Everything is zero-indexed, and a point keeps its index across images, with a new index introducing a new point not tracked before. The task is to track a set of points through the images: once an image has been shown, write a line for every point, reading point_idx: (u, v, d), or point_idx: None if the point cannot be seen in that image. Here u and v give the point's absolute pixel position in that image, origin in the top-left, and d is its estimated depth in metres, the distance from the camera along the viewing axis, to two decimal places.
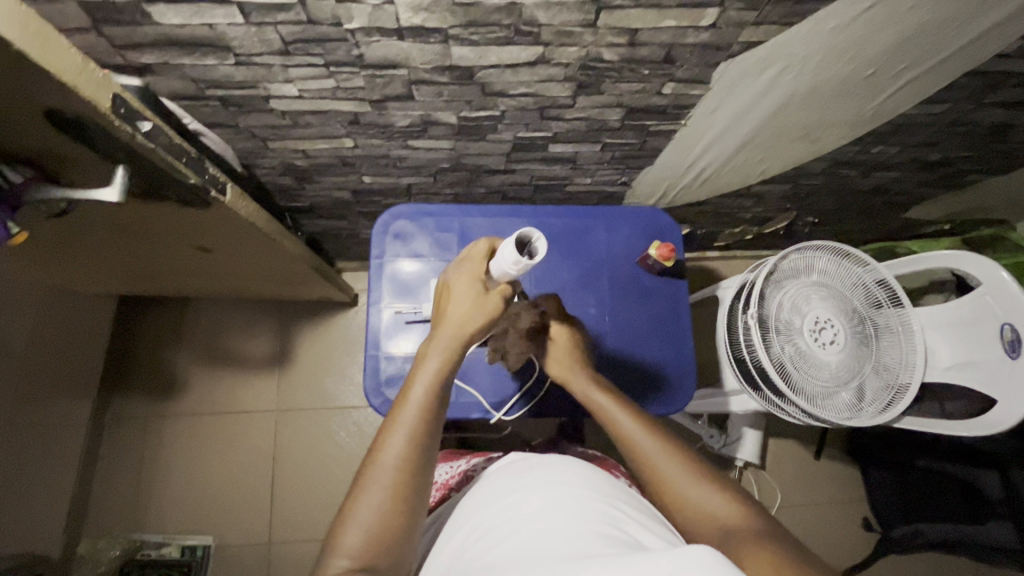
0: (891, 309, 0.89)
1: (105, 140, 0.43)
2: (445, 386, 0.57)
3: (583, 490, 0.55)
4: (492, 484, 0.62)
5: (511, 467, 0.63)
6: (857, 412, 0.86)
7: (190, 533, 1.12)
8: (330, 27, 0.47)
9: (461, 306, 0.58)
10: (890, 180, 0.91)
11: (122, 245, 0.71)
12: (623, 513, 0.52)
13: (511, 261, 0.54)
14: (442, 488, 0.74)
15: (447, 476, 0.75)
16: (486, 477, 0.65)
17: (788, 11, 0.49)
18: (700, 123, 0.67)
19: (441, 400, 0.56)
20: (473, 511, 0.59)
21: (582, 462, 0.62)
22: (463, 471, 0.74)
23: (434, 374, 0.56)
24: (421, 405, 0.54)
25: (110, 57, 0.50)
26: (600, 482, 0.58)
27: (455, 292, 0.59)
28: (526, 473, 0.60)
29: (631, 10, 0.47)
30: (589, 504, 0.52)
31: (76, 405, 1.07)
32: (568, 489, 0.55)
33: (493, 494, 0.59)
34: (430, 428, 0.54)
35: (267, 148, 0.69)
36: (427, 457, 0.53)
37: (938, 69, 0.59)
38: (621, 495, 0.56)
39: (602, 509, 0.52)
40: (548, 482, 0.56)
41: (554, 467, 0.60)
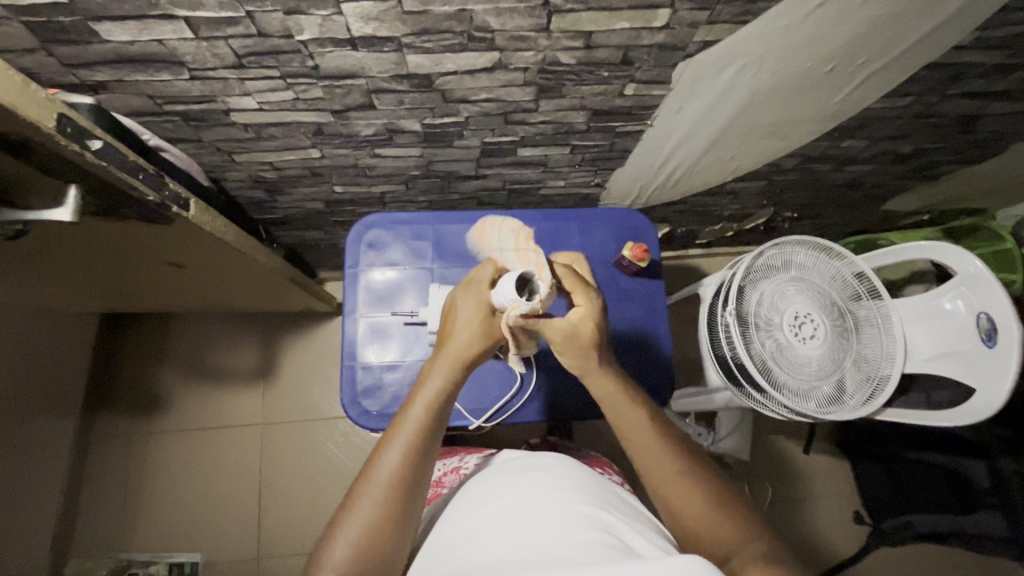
0: (871, 301, 0.89)
1: (54, 160, 0.43)
2: (446, 405, 0.55)
3: (578, 495, 0.54)
4: (483, 484, 0.61)
5: (502, 468, 0.63)
6: (839, 406, 0.86)
7: (177, 550, 1.11)
8: (282, 40, 0.47)
9: (466, 330, 0.56)
10: (864, 173, 0.92)
11: (90, 262, 0.71)
12: (615, 518, 0.52)
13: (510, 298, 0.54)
14: (435, 487, 0.72)
15: (440, 474, 0.74)
16: (475, 477, 0.64)
17: (741, 9, 0.49)
18: (666, 123, 0.67)
19: (441, 417, 0.54)
20: (462, 509, 0.58)
21: (573, 462, 0.62)
22: (456, 468, 0.73)
23: (435, 392, 0.54)
24: (419, 422, 0.53)
25: (62, 76, 0.50)
26: (591, 484, 0.57)
27: (461, 314, 0.57)
28: (518, 475, 0.59)
29: (583, 14, 0.47)
30: (583, 509, 0.52)
31: (58, 424, 1.06)
32: (562, 493, 0.54)
33: (484, 493, 0.58)
34: (428, 446, 0.53)
35: (234, 161, 0.69)
36: (422, 474, 0.52)
37: (898, 63, 0.60)
38: (611, 498, 0.57)
39: (596, 514, 0.52)
40: (541, 485, 0.56)
41: (546, 468, 0.60)
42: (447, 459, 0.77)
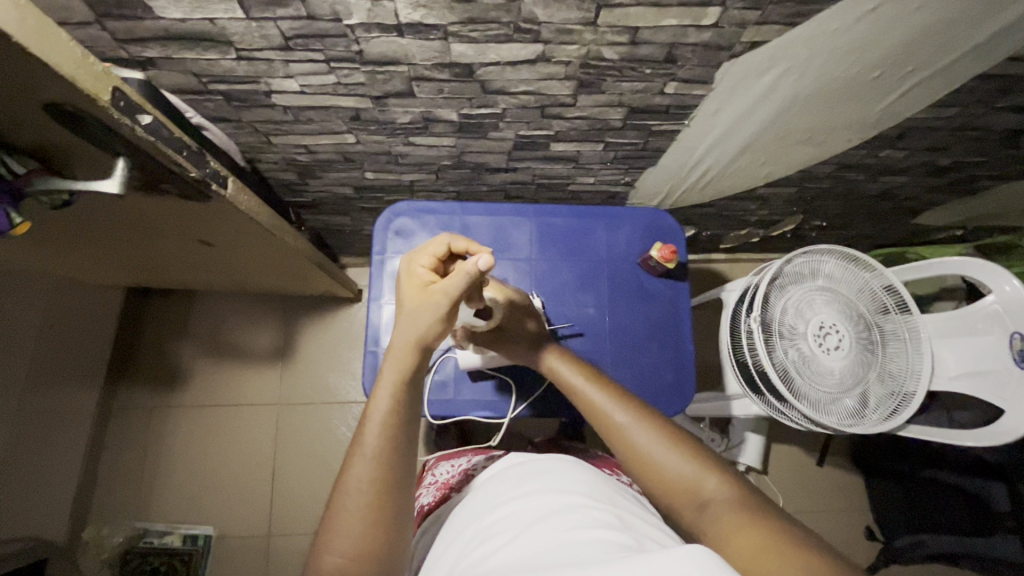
0: (899, 315, 0.87)
1: (104, 132, 0.44)
2: (405, 417, 0.52)
3: (584, 497, 0.53)
4: (488, 491, 0.60)
5: (507, 472, 0.62)
6: (859, 420, 0.85)
7: (192, 522, 1.13)
8: (330, 23, 0.48)
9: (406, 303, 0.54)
10: (898, 185, 0.90)
11: (125, 236, 0.72)
12: (627, 520, 0.51)
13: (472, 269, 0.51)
14: (441, 488, 0.71)
15: (448, 476, 0.72)
16: (484, 480, 0.63)
17: (791, 11, 0.48)
18: (702, 123, 0.66)
19: (404, 432, 0.51)
20: (470, 516, 0.57)
21: (581, 464, 0.61)
22: (463, 470, 0.72)
23: (392, 388, 0.52)
24: (383, 424, 0.50)
25: (113, 51, 0.51)
26: (598, 485, 0.56)
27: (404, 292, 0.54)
28: (524, 477, 0.59)
29: (631, 9, 0.47)
30: (588, 510, 0.51)
31: (82, 391, 1.09)
32: (568, 497, 0.53)
33: (490, 501, 0.57)
34: (396, 466, 0.50)
35: (270, 143, 0.70)
36: (403, 471, 0.51)
37: (947, 73, 0.58)
38: (619, 499, 0.55)
39: (604, 514, 0.50)
40: (547, 489, 0.55)
41: (552, 471, 0.59)
42: (453, 459, 0.76)
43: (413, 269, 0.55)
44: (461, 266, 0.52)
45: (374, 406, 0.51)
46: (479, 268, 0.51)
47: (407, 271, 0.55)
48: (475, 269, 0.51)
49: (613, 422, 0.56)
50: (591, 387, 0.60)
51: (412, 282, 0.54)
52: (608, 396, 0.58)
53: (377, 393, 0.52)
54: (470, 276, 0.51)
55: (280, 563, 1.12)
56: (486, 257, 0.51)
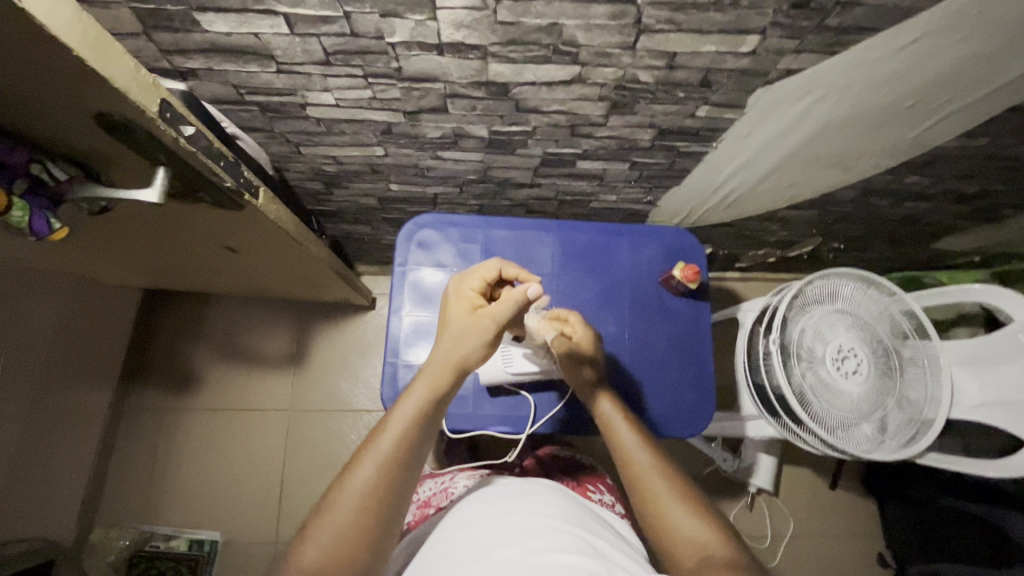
0: (917, 340, 0.87)
1: (149, 143, 0.45)
2: (422, 430, 0.53)
3: (560, 523, 0.53)
4: (465, 510, 0.60)
5: (484, 493, 0.63)
6: (878, 444, 0.84)
7: (199, 527, 1.13)
8: (372, 40, 0.48)
9: (457, 323, 0.57)
10: (921, 211, 0.90)
11: (150, 240, 0.73)
12: (595, 548, 0.51)
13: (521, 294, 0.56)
14: (421, 505, 0.72)
15: (429, 493, 0.73)
16: (464, 499, 0.64)
17: (830, 41, 0.48)
18: (731, 146, 0.66)
19: (417, 444, 0.52)
20: (444, 532, 0.58)
21: (556, 491, 0.62)
22: (444, 488, 0.72)
23: (421, 402, 0.54)
24: (401, 434, 0.52)
25: (156, 62, 0.52)
26: (574, 514, 0.57)
27: (455, 314, 0.57)
28: (504, 497, 0.59)
29: (671, 35, 0.47)
30: (562, 535, 0.51)
31: (96, 392, 1.09)
32: (542, 518, 0.54)
33: (464, 518, 0.58)
34: (400, 475, 0.51)
35: (299, 153, 0.70)
36: (405, 484, 0.51)
37: (980, 103, 0.58)
38: (594, 528, 0.56)
39: (576, 539, 0.51)
40: (522, 509, 0.55)
41: (530, 494, 0.59)
42: (438, 476, 0.77)
43: (465, 289, 0.59)
44: (513, 292, 0.56)
45: (398, 411, 0.53)
46: (527, 295, 0.56)
47: (459, 288, 0.60)
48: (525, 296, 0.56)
49: (637, 461, 0.60)
50: (623, 426, 0.64)
51: (463, 302, 0.59)
52: (637, 438, 0.62)
53: (403, 403, 0.54)
54: (518, 302, 0.56)
55: None
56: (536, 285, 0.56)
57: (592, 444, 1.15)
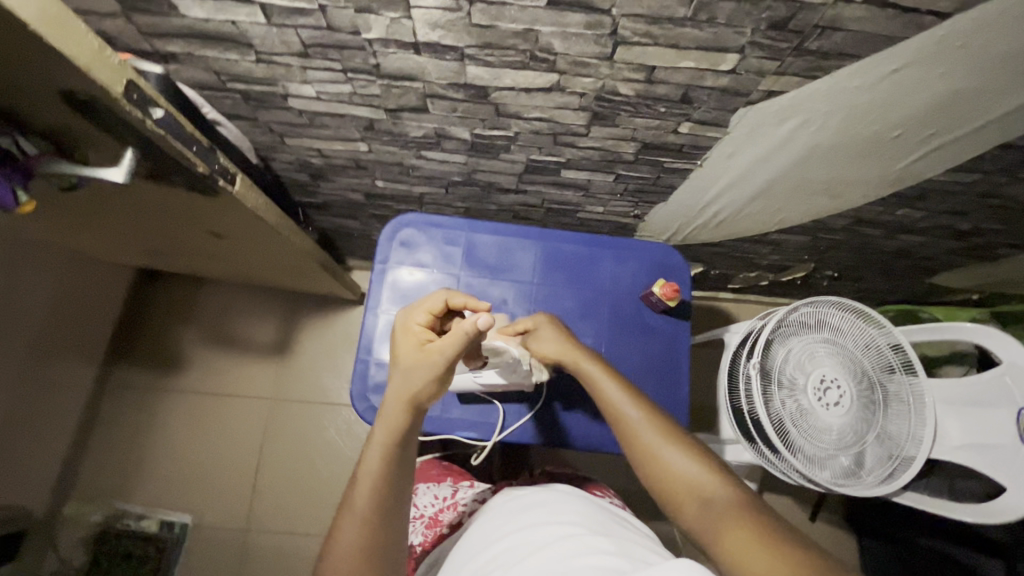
0: (904, 376, 0.82)
1: (117, 123, 0.45)
2: (395, 468, 0.53)
3: (583, 528, 0.51)
4: (487, 524, 0.58)
5: (504, 505, 0.60)
6: (855, 480, 0.80)
7: (171, 509, 1.13)
8: (349, 35, 0.48)
9: (406, 361, 0.54)
10: (915, 245, 0.88)
11: (133, 220, 0.73)
12: (625, 548, 0.49)
13: (472, 327, 0.51)
14: (431, 524, 0.70)
15: (435, 510, 0.71)
16: (482, 513, 0.62)
17: (811, 64, 0.47)
18: (716, 165, 0.66)
19: (391, 484, 0.52)
20: (470, 552, 0.56)
21: (581, 497, 0.59)
22: (453, 504, 0.71)
23: (381, 446, 0.53)
24: (371, 487, 0.51)
25: (138, 43, 0.52)
26: (596, 517, 0.55)
27: (403, 352, 0.54)
28: (523, 509, 0.57)
29: (649, 48, 0.46)
30: (585, 540, 0.49)
31: (80, 367, 1.09)
32: (565, 528, 0.51)
33: (489, 535, 0.56)
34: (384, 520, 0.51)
35: (284, 144, 0.70)
36: (392, 528, 0.52)
37: (970, 139, 0.57)
38: (622, 530, 0.54)
39: (601, 543, 0.49)
40: (544, 522, 0.53)
41: (549, 503, 0.57)
42: (436, 487, 0.75)
43: (409, 325, 0.55)
44: (462, 325, 0.51)
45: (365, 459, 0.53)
46: (478, 327, 0.51)
47: (403, 324, 0.56)
48: (479, 329, 0.52)
49: (623, 415, 0.58)
50: (605, 378, 0.62)
51: (408, 338, 0.55)
52: (622, 391, 0.60)
53: (368, 452, 0.53)
54: (468, 334, 0.52)
55: (252, 559, 1.11)
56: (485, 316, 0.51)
57: (569, 456, 1.13)
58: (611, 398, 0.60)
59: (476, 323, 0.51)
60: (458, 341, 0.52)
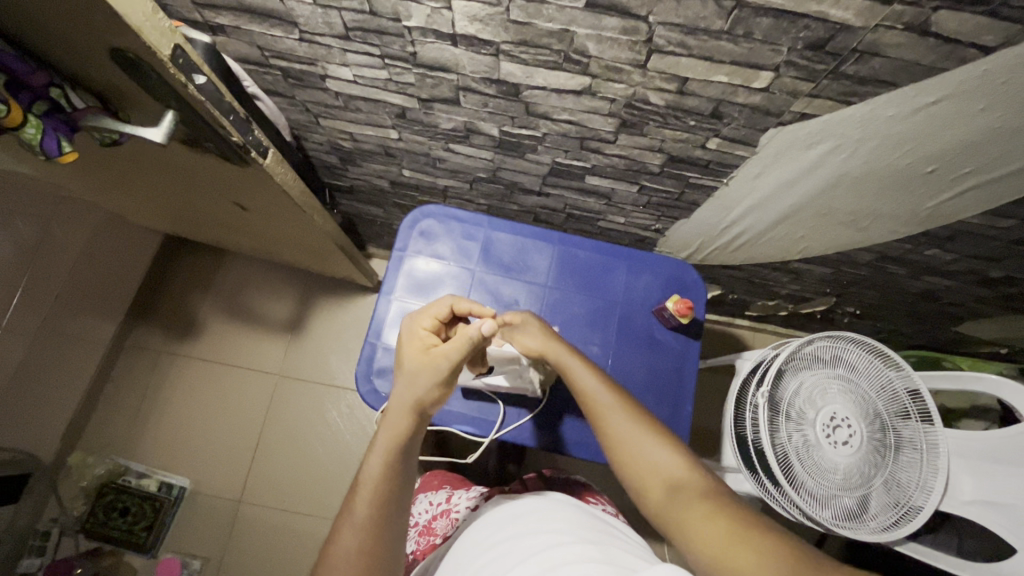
0: (919, 422, 0.76)
1: (161, 85, 0.47)
2: (400, 473, 0.51)
3: (572, 537, 0.50)
4: (483, 531, 0.58)
5: (499, 513, 0.59)
6: (856, 523, 0.76)
7: (173, 471, 1.15)
8: (390, 22, 0.49)
9: (410, 366, 0.54)
10: (941, 288, 0.86)
11: (167, 185, 0.76)
12: (614, 554, 0.48)
13: (477, 333, 0.52)
14: (424, 531, 0.70)
15: (428, 518, 0.71)
16: (479, 519, 0.61)
17: (846, 89, 0.47)
18: (741, 185, 0.65)
19: (394, 489, 0.51)
20: (462, 562, 0.55)
21: (576, 509, 0.58)
22: (446, 511, 0.70)
23: (383, 453, 0.51)
24: (374, 492, 0.50)
25: (189, 13, 0.55)
26: (589, 526, 0.53)
27: (407, 358, 0.55)
28: (519, 519, 0.56)
29: (682, 59, 0.46)
30: (573, 547, 0.48)
31: (102, 324, 1.13)
32: (556, 537, 0.50)
33: (484, 543, 0.55)
34: (383, 530, 0.49)
35: (318, 124, 0.72)
36: (391, 536, 0.49)
37: (1007, 180, 0.55)
38: (617, 540, 0.52)
39: (589, 549, 0.47)
40: (535, 533, 0.52)
41: (543, 513, 0.56)
42: (432, 495, 0.75)
43: (415, 330, 0.56)
44: (468, 330, 0.53)
45: (366, 466, 0.51)
46: (482, 333, 0.52)
47: (410, 331, 0.56)
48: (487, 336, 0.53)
49: (600, 405, 0.56)
50: (584, 370, 0.60)
51: (414, 342, 0.55)
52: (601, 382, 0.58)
53: (368, 457, 0.52)
54: (472, 340, 0.53)
55: (243, 531, 1.12)
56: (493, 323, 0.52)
57: (566, 465, 1.12)
58: (589, 389, 0.58)
59: (479, 329, 0.52)
60: (463, 347, 0.53)
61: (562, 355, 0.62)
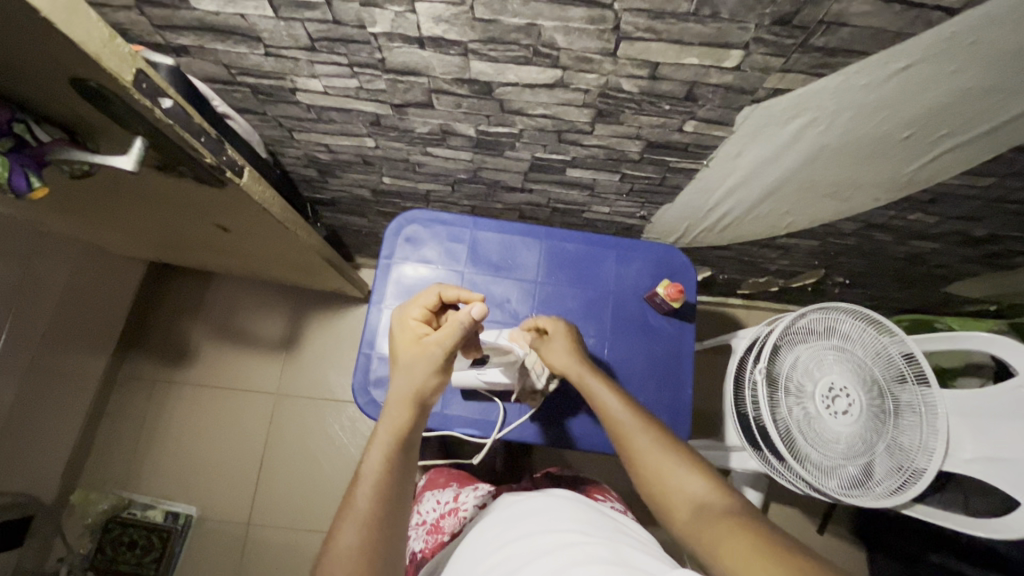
0: (916, 385, 0.77)
1: (127, 112, 0.46)
2: (401, 467, 0.51)
3: (582, 536, 0.50)
4: (490, 529, 0.58)
5: (506, 510, 0.59)
6: (862, 490, 0.76)
7: (177, 500, 1.14)
8: (354, 29, 0.49)
9: (405, 358, 0.54)
10: (928, 251, 0.86)
11: (145, 212, 0.74)
12: (623, 553, 0.48)
13: (466, 316, 0.52)
14: (432, 530, 0.69)
15: (436, 516, 0.70)
16: (486, 518, 0.61)
17: (817, 61, 0.47)
18: (721, 165, 0.65)
19: (396, 485, 0.50)
20: (469, 560, 0.55)
21: (582, 504, 0.58)
22: (454, 510, 0.70)
23: (383, 447, 0.51)
24: (375, 488, 0.49)
25: (151, 36, 0.54)
26: (597, 523, 0.53)
27: (401, 351, 0.55)
28: (526, 516, 0.56)
29: (652, 44, 0.46)
30: (582, 547, 0.48)
31: (93, 358, 1.11)
32: (565, 535, 0.50)
33: (490, 541, 0.55)
34: (385, 525, 0.48)
35: (293, 138, 0.72)
36: (394, 527, 0.49)
37: (982, 140, 0.56)
38: (625, 537, 0.52)
39: (598, 548, 0.47)
40: (542, 531, 0.52)
41: (551, 510, 0.56)
42: (439, 493, 0.74)
43: (405, 322, 0.57)
44: (457, 317, 0.53)
45: (366, 463, 0.51)
46: (472, 317, 0.52)
47: (400, 325, 0.57)
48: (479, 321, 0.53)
49: (625, 429, 0.57)
50: (606, 396, 0.61)
51: (406, 335, 0.56)
52: (623, 406, 0.59)
53: (368, 453, 0.51)
54: (464, 326, 0.53)
55: (253, 553, 1.12)
56: (482, 304, 0.52)
57: (572, 458, 1.12)
58: (610, 414, 0.59)
59: (469, 312, 0.52)
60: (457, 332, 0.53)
61: (583, 379, 0.63)
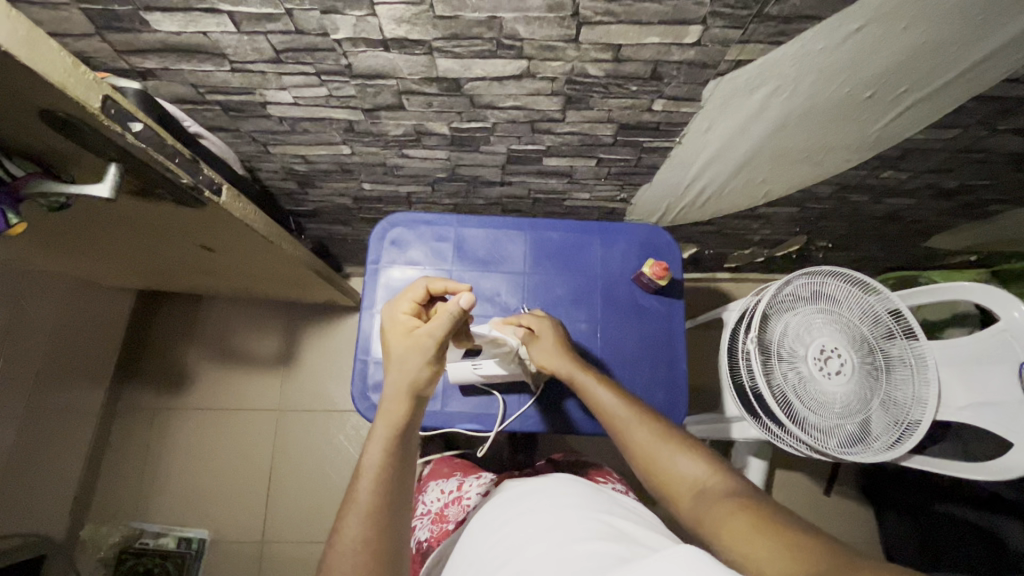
0: (904, 340, 0.79)
1: (99, 140, 0.46)
2: (401, 458, 0.51)
3: (584, 513, 0.51)
4: (491, 511, 0.59)
5: (508, 493, 0.61)
6: (860, 447, 0.77)
7: (189, 525, 1.14)
8: (317, 37, 0.49)
9: (397, 350, 0.55)
10: (904, 207, 0.88)
11: (126, 240, 0.74)
12: (623, 529, 0.49)
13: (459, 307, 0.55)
14: (437, 519, 0.70)
15: (441, 505, 0.71)
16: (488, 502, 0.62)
17: (775, 30, 0.47)
18: (694, 141, 0.66)
19: (397, 476, 0.50)
20: (473, 541, 0.56)
21: (582, 483, 0.59)
22: (458, 499, 0.70)
23: (382, 440, 0.51)
24: (377, 480, 0.49)
25: (115, 62, 0.54)
26: (597, 500, 0.55)
27: (393, 344, 0.56)
28: (527, 497, 0.57)
29: (612, 26, 0.47)
30: (585, 524, 0.49)
31: (90, 392, 1.11)
32: (568, 512, 0.52)
33: (492, 523, 0.56)
34: (388, 514, 0.48)
35: (268, 152, 0.72)
36: (397, 518, 0.49)
37: (943, 93, 0.57)
38: (624, 512, 0.54)
39: (600, 526, 0.49)
40: (544, 510, 0.53)
41: (552, 490, 0.57)
42: (443, 482, 0.75)
43: (395, 316, 0.57)
44: (450, 308, 0.55)
45: (366, 456, 0.51)
46: (462, 308, 0.55)
47: (390, 318, 0.57)
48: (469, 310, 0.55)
49: (618, 418, 0.58)
50: (597, 387, 0.62)
51: (396, 328, 0.57)
52: (614, 396, 0.61)
53: (367, 447, 0.51)
54: (454, 316, 0.55)
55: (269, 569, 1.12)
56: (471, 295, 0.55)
57: (577, 444, 1.13)
58: (606, 407, 0.60)
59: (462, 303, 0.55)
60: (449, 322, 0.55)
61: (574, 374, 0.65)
